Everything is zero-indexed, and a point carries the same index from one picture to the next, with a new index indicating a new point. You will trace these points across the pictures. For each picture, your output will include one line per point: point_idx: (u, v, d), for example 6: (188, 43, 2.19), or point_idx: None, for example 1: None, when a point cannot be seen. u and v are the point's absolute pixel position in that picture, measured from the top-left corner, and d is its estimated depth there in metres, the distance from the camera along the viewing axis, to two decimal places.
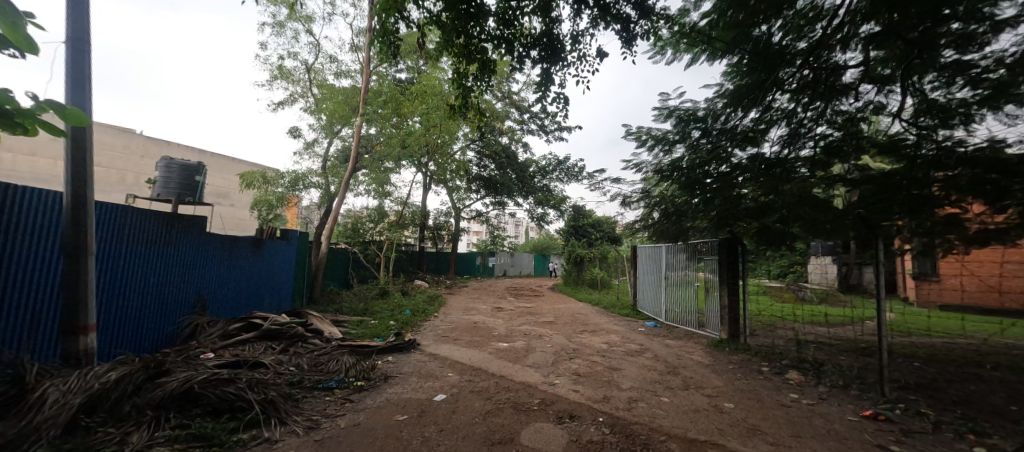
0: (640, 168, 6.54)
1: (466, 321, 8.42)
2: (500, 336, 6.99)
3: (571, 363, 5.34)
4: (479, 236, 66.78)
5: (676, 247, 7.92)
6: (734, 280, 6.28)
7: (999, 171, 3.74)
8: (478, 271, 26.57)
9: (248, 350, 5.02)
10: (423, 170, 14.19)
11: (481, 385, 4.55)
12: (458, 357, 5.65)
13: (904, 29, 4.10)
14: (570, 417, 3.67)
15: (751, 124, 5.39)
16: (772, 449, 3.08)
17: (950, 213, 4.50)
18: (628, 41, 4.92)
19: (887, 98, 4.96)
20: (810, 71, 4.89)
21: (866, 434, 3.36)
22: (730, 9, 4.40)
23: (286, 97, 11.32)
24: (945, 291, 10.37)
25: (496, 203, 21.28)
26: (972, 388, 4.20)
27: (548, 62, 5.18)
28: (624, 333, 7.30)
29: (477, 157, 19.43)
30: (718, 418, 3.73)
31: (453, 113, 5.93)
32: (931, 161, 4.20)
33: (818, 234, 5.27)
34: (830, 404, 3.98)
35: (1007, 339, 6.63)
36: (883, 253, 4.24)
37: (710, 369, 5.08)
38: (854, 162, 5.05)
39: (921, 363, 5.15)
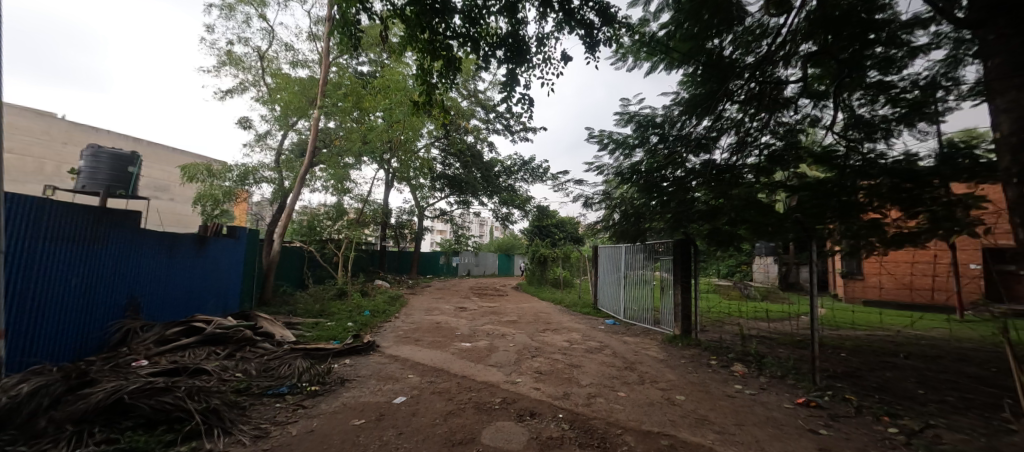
0: (601, 170, 6.71)
1: (429, 322, 8.28)
2: (463, 335, 6.94)
3: (533, 361, 5.39)
4: (444, 236, 65.89)
5: (635, 247, 8.19)
6: (687, 278, 6.58)
7: (912, 179, 4.24)
8: (442, 271, 26.25)
9: (188, 356, 4.65)
10: (384, 167, 13.79)
11: (443, 386, 4.50)
12: (420, 358, 5.56)
13: (837, 50, 4.55)
14: (532, 415, 3.71)
15: (704, 131, 5.71)
16: (718, 439, 3.28)
17: (873, 218, 5.01)
18: (591, 46, 5.04)
19: (822, 111, 5.41)
20: (757, 84, 5.22)
21: (800, 419, 3.67)
22: (687, 21, 4.72)
23: (236, 86, 10.60)
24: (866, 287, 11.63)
25: (461, 202, 21.07)
26: (889, 375, 4.68)
27: (513, 62, 5.20)
28: (584, 331, 7.48)
29: (442, 155, 19.17)
30: (670, 410, 3.93)
31: (416, 110, 5.85)
32: (859, 171, 4.57)
33: (763, 236, 5.52)
34: (769, 393, 4.29)
35: (917, 330, 7.47)
36: (816, 254, 4.66)
37: (664, 364, 5.31)
38: (794, 170, 5.35)
39: (846, 353, 5.67)
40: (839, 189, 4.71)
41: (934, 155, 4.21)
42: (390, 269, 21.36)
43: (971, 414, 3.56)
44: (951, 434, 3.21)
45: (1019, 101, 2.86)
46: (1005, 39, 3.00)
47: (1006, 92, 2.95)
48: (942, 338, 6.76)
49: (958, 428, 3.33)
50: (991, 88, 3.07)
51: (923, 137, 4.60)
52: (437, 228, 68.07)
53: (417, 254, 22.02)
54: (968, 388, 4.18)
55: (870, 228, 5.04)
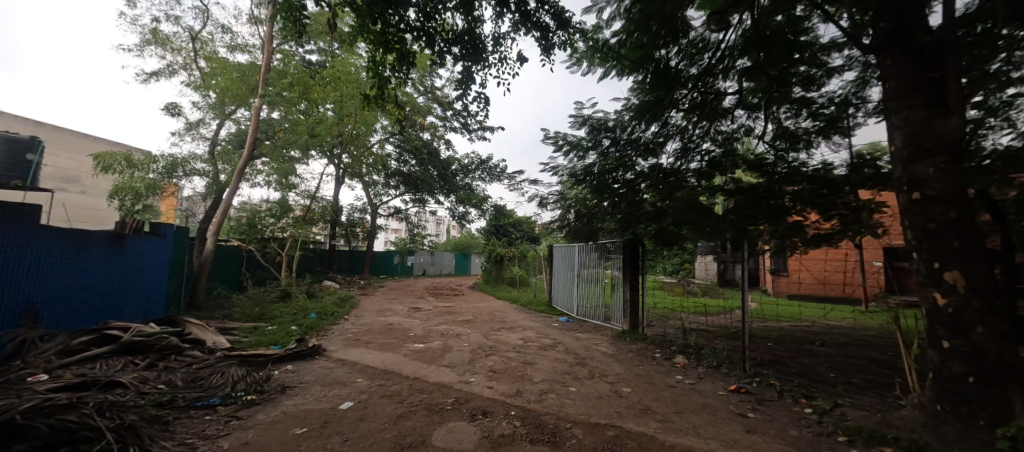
0: (555, 171, 6.81)
1: (380, 323, 8.00)
2: (416, 336, 6.78)
3: (487, 360, 5.40)
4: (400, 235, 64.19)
5: (588, 246, 8.42)
6: (635, 276, 6.88)
7: (827, 186, 4.86)
8: (396, 271, 25.59)
9: (101, 368, 4.15)
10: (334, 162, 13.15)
11: (393, 389, 4.36)
12: (369, 361, 5.36)
13: (768, 67, 4.98)
14: (484, 414, 3.71)
15: (652, 137, 5.96)
16: (659, 428, 3.47)
17: (796, 220, 5.52)
18: (547, 48, 5.14)
19: (754, 122, 5.92)
20: (699, 94, 5.57)
21: (732, 404, 3.99)
22: (637, 31, 4.95)
23: (163, 68, 9.63)
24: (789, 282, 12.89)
25: (416, 201, 20.59)
26: (807, 361, 5.21)
27: (469, 60, 5.17)
28: (538, 329, 7.61)
29: (397, 151, 18.62)
30: (617, 402, 4.10)
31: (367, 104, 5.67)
32: (785, 177, 5.11)
33: (704, 236, 5.66)
34: (706, 382, 4.62)
35: (830, 320, 8.39)
36: (747, 252, 5.04)
37: (612, 359, 5.53)
38: (731, 176, 5.74)
39: (772, 343, 6.23)
40: (768, 193, 5.19)
41: (846, 165, 4.92)
42: (340, 269, 20.41)
43: (871, 393, 4.06)
44: (854, 411, 3.64)
45: (909, 120, 3.29)
46: (899, 65, 3.43)
47: (899, 111, 3.39)
48: (850, 326, 7.66)
49: (861, 405, 3.78)
50: (889, 107, 3.51)
51: (836, 148, 5.22)
52: (392, 227, 65.95)
53: (370, 254, 21.24)
54: (869, 370, 4.76)
55: (794, 229, 5.55)
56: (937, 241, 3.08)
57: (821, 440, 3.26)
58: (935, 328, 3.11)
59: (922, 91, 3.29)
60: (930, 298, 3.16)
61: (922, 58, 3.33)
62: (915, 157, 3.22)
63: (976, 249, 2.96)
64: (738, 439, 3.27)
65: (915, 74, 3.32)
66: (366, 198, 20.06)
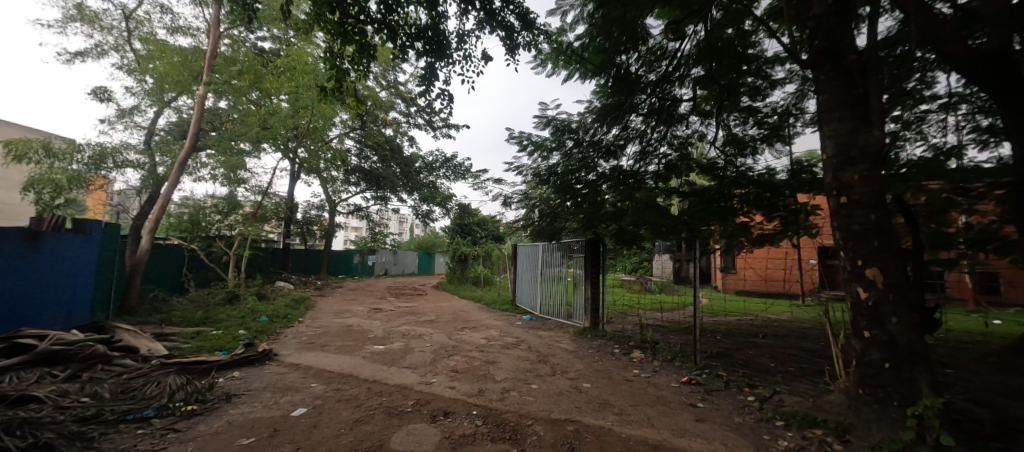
0: (519, 170, 6.84)
1: (338, 325, 7.70)
2: (376, 338, 6.58)
3: (449, 360, 5.34)
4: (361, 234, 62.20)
5: (551, 246, 8.52)
6: (596, 274, 7.06)
7: (769, 189, 5.27)
8: (355, 271, 24.82)
9: (9, 382, 3.66)
10: (287, 156, 12.47)
11: (350, 394, 4.21)
12: (325, 365, 5.15)
13: (720, 76, 5.28)
14: (445, 414, 3.67)
15: (613, 139, 6.12)
16: (616, 421, 3.60)
17: (743, 221, 5.89)
18: (511, 48, 5.17)
19: (706, 128, 6.26)
20: (657, 99, 5.80)
21: (683, 396, 4.21)
22: (599, 36, 5.10)
23: (89, 48, 8.71)
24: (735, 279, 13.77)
25: (378, 198, 19.98)
26: (751, 352, 5.59)
27: (433, 56, 5.12)
28: (502, 328, 7.62)
29: (357, 146, 17.96)
30: (577, 397, 4.20)
31: (323, 97, 5.43)
32: (733, 181, 5.46)
33: (659, 236, 5.95)
34: (660, 375, 4.84)
35: (771, 314, 9.07)
36: (699, 251, 5.31)
37: (573, 355, 5.66)
38: (686, 179, 5.99)
39: (721, 336, 6.63)
40: (719, 196, 5.50)
41: (787, 169, 5.33)
42: (295, 269, 19.42)
43: (805, 380, 4.42)
44: (790, 397, 3.96)
45: (839, 130, 3.60)
46: (831, 80, 3.74)
47: (830, 122, 3.69)
48: (789, 319, 8.31)
49: (796, 391, 4.12)
50: (822, 118, 3.81)
51: (778, 155, 5.64)
52: (352, 225, 63.54)
53: (327, 253, 20.38)
54: (804, 359, 5.19)
55: (740, 230, 5.93)
56: (861, 241, 3.40)
57: (762, 426, 3.51)
58: (858, 320, 3.43)
59: (847, 105, 3.62)
60: (853, 293, 3.49)
61: (849, 75, 3.66)
62: (843, 165, 3.54)
63: (892, 248, 3.30)
64: (688, 428, 3.46)
65: (844, 90, 3.65)
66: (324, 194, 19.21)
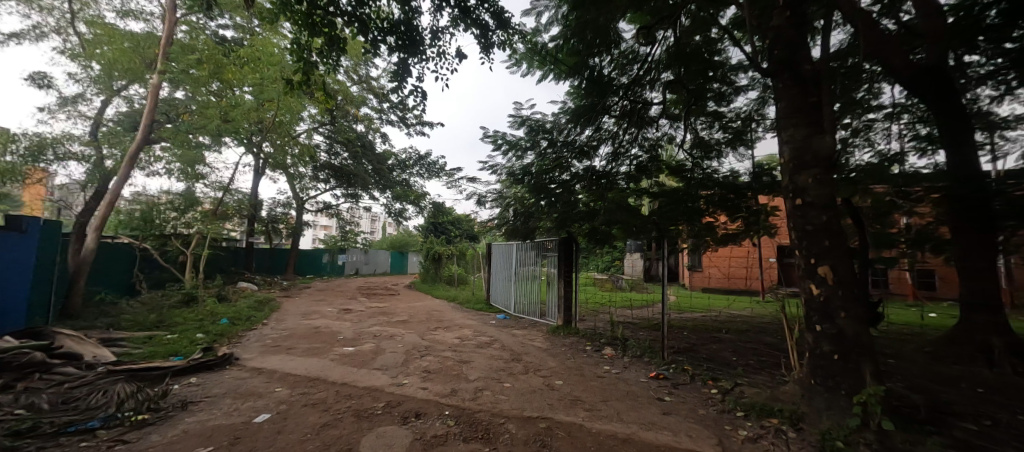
0: (494, 169, 6.82)
1: (305, 327, 7.44)
2: (345, 340, 6.41)
3: (422, 361, 5.27)
4: (330, 232, 60.22)
5: (525, 245, 8.55)
6: (569, 273, 7.14)
7: (732, 191, 5.53)
8: (325, 271, 24.07)
9: None
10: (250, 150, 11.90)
11: (318, 398, 4.08)
12: (291, 368, 4.97)
13: (688, 81, 5.48)
14: (417, 416, 3.62)
15: (586, 140, 6.22)
16: (586, 417, 3.67)
17: (708, 221, 6.13)
18: (485, 47, 5.17)
19: (675, 131, 6.48)
20: (629, 102, 5.94)
21: (651, 390, 4.36)
22: (573, 38, 5.18)
23: (25, 29, 7.99)
24: (700, 277, 14.32)
25: (349, 196, 19.43)
26: (715, 347, 5.84)
27: (406, 52, 5.05)
28: (475, 327, 7.61)
29: (326, 142, 17.38)
30: (550, 394, 4.25)
31: (288, 90, 5.22)
32: (700, 183, 5.68)
33: (630, 235, 6.10)
34: (630, 370, 4.98)
35: (734, 309, 9.51)
36: (667, 250, 5.48)
37: (546, 353, 5.72)
38: (656, 180, 6.17)
39: (687, 332, 6.88)
40: (687, 197, 5.70)
41: (749, 172, 5.61)
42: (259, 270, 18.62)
43: (763, 372, 4.67)
44: (750, 389, 4.17)
45: (795, 136, 3.82)
46: (788, 88, 3.95)
47: (787, 128, 3.90)
48: (749, 315, 8.76)
49: (755, 383, 4.34)
50: (781, 124, 4.00)
51: (741, 158, 5.92)
52: (322, 223, 61.46)
53: (294, 252, 19.64)
54: (762, 353, 5.48)
55: (706, 230, 6.16)
56: (814, 241, 3.62)
57: (723, 417, 3.69)
58: (810, 315, 3.65)
59: (802, 112, 3.85)
60: (807, 289, 3.71)
61: (805, 83, 3.88)
62: (798, 169, 3.76)
63: (841, 248, 3.53)
64: (655, 422, 3.57)
65: (799, 98, 3.86)
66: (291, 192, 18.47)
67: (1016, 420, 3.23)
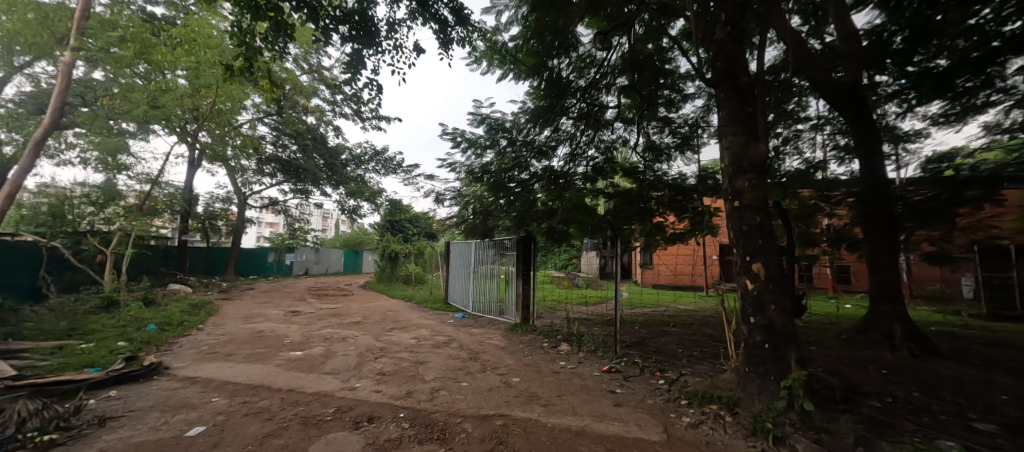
0: (453, 167, 6.72)
1: (247, 331, 6.94)
2: (293, 343, 6.08)
3: (376, 363, 5.12)
4: (276, 229, 56.43)
5: (484, 244, 8.53)
6: (527, 271, 7.21)
7: (680, 193, 5.92)
8: (271, 271, 22.56)
9: None
10: (183, 139, 10.88)
11: (261, 406, 3.83)
12: (230, 376, 4.62)
13: (641, 86, 5.76)
14: (370, 420, 3.51)
15: (545, 140, 6.30)
16: (542, 412, 3.75)
17: (658, 221, 6.43)
18: (444, 42, 5.10)
19: (628, 134, 6.77)
20: (587, 104, 6.09)
21: (604, 383, 4.54)
22: (533, 38, 5.27)
23: None
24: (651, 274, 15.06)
25: (298, 191, 18.36)
26: (663, 340, 6.18)
27: (360, 43, 4.87)
28: (433, 327, 7.51)
29: (272, 133, 16.36)
30: (506, 392, 4.29)
31: (226, 77, 4.82)
32: (651, 184, 5.99)
33: (586, 234, 6.29)
34: (584, 365, 5.14)
35: (681, 304, 10.12)
36: (620, 249, 5.67)
37: (504, 351, 5.76)
38: (611, 181, 6.40)
39: (639, 326, 7.23)
40: (639, 198, 5.98)
41: (695, 175, 5.99)
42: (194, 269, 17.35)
43: (705, 362, 5.02)
44: (693, 378, 4.46)
45: (733, 143, 4.11)
46: (728, 98, 4.23)
47: (726, 135, 4.19)
48: (694, 309, 9.35)
49: (697, 373, 4.65)
50: (722, 130, 4.28)
51: (689, 162, 6.30)
52: (268, 220, 57.52)
53: (235, 250, 18.25)
54: (705, 344, 5.88)
55: (657, 229, 6.45)
56: (749, 239, 3.91)
57: (669, 405, 3.93)
58: (745, 308, 3.96)
59: (741, 121, 4.15)
60: (742, 284, 4.01)
61: (742, 94, 4.19)
62: (735, 174, 4.05)
63: (772, 246, 3.86)
64: (607, 413, 3.72)
65: (737, 107, 4.16)
66: (233, 186, 17.11)
67: (910, 396, 3.70)
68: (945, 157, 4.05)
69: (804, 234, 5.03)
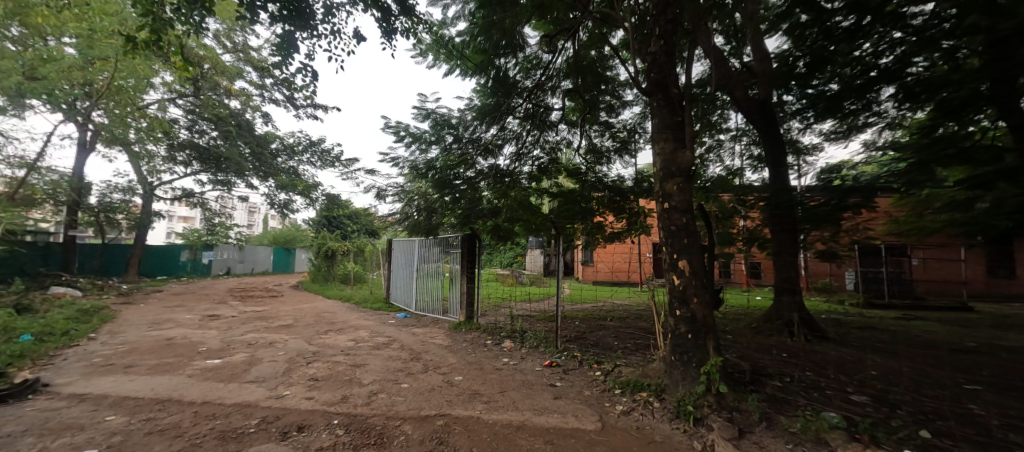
0: (395, 162, 6.48)
1: (154, 339, 6.15)
2: (212, 351, 5.51)
3: (308, 368, 4.82)
4: (191, 225, 50.22)
5: (429, 241, 8.34)
6: (471, 269, 7.18)
7: (618, 194, 6.32)
8: (185, 271, 20.16)
9: None
10: (70, 117, 9.55)
11: (168, 422, 3.42)
12: (130, 391, 4.07)
13: (585, 90, 6.02)
14: (299, 428, 3.30)
15: (492, 138, 6.29)
16: (483, 409, 3.78)
17: (599, 221, 6.61)
18: (387, 32, 4.91)
19: (571, 136, 7.02)
20: (533, 105, 6.19)
21: (545, 377, 4.68)
22: (480, 36, 5.28)
23: None
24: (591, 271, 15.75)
25: (219, 182, 16.62)
26: (601, 334, 6.52)
27: (293, 24, 4.53)
28: (373, 328, 7.22)
29: (188, 117, 14.65)
30: (449, 391, 4.26)
31: (127, 49, 4.23)
32: (592, 185, 6.29)
33: (531, 232, 6.41)
34: (526, 361, 5.27)
35: (617, 299, 10.72)
36: (562, 246, 5.78)
37: (447, 350, 5.70)
38: (555, 180, 6.63)
39: (579, 321, 7.54)
40: (581, 197, 6.24)
41: (632, 178, 6.41)
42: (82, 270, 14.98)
43: (637, 353, 5.37)
44: (627, 368, 4.77)
45: (664, 149, 4.43)
46: (660, 107, 4.55)
47: (658, 142, 4.51)
48: (630, 303, 9.95)
49: (630, 363, 4.97)
50: (655, 136, 4.57)
51: (627, 165, 6.70)
52: (183, 215, 51.18)
53: (139, 249, 16.13)
54: (638, 336, 6.30)
55: (597, 228, 6.61)
56: (676, 238, 4.25)
57: (604, 395, 4.17)
58: (672, 302, 4.26)
59: (670, 129, 4.49)
60: (669, 280, 4.33)
61: (673, 104, 4.52)
62: (666, 177, 4.37)
63: (695, 245, 4.22)
64: (546, 406, 3.84)
65: (667, 116, 4.49)
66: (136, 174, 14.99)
67: (804, 375, 4.26)
68: (834, 169, 4.72)
69: (724, 234, 5.55)
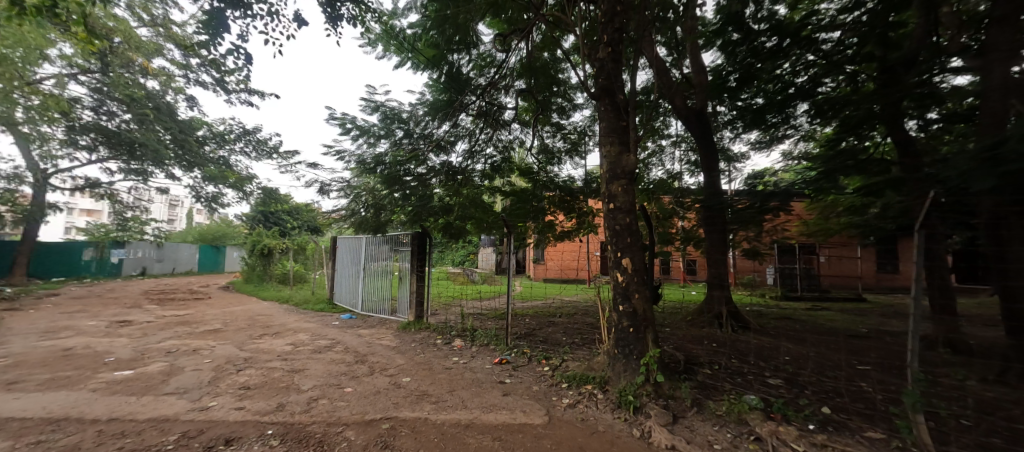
0: (341, 156, 6.16)
1: (47, 350, 5.35)
2: (122, 361, 4.91)
3: (239, 376, 4.46)
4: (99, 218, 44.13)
5: (377, 239, 8.04)
6: (422, 267, 7.03)
7: (568, 193, 6.51)
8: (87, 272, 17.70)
9: None
10: None
11: (64, 444, 3.00)
12: (15, 411, 3.52)
13: (538, 91, 6.13)
14: (227, 442, 3.05)
15: (444, 134, 6.21)
16: (431, 409, 3.74)
17: (550, 219, 6.75)
18: (332, 18, 4.65)
19: (524, 135, 7.12)
20: (487, 103, 6.18)
21: (494, 375, 4.72)
22: (433, 29, 5.18)
23: None
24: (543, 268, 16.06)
25: (133, 171, 14.78)
26: (550, 330, 6.68)
27: (222, 1, 4.14)
28: (314, 330, 6.84)
29: (94, 96, 12.84)
30: (396, 393, 4.16)
31: (10, 14, 3.63)
32: (544, 184, 6.42)
33: (483, 230, 6.41)
34: (475, 359, 5.28)
35: (566, 296, 11.04)
36: (514, 245, 5.84)
37: (394, 351, 5.55)
38: (508, 179, 6.69)
39: (529, 319, 7.67)
40: (533, 196, 6.35)
41: (581, 178, 6.63)
42: None
43: (583, 348, 5.58)
44: (573, 363, 4.94)
45: (610, 152, 4.62)
46: (606, 111, 4.73)
47: (605, 144, 4.69)
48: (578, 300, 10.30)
49: (577, 358, 5.15)
50: (603, 140, 4.75)
51: (577, 166, 6.94)
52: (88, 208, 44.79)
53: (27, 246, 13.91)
54: (585, 331, 6.54)
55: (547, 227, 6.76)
56: (620, 237, 4.45)
57: (551, 389, 4.30)
58: (615, 298, 4.45)
59: (616, 133, 4.70)
60: (613, 277, 4.52)
61: (618, 109, 4.73)
62: (611, 179, 4.55)
63: (637, 244, 4.45)
64: (495, 403, 3.89)
65: (614, 120, 4.70)
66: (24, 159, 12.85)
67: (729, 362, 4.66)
68: (758, 175, 5.24)
69: (664, 233, 5.91)
